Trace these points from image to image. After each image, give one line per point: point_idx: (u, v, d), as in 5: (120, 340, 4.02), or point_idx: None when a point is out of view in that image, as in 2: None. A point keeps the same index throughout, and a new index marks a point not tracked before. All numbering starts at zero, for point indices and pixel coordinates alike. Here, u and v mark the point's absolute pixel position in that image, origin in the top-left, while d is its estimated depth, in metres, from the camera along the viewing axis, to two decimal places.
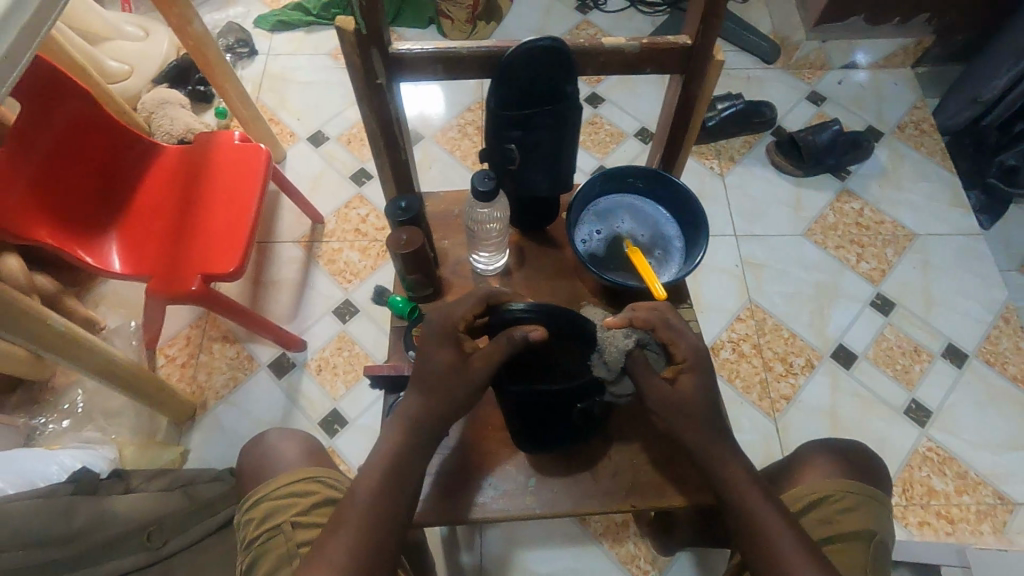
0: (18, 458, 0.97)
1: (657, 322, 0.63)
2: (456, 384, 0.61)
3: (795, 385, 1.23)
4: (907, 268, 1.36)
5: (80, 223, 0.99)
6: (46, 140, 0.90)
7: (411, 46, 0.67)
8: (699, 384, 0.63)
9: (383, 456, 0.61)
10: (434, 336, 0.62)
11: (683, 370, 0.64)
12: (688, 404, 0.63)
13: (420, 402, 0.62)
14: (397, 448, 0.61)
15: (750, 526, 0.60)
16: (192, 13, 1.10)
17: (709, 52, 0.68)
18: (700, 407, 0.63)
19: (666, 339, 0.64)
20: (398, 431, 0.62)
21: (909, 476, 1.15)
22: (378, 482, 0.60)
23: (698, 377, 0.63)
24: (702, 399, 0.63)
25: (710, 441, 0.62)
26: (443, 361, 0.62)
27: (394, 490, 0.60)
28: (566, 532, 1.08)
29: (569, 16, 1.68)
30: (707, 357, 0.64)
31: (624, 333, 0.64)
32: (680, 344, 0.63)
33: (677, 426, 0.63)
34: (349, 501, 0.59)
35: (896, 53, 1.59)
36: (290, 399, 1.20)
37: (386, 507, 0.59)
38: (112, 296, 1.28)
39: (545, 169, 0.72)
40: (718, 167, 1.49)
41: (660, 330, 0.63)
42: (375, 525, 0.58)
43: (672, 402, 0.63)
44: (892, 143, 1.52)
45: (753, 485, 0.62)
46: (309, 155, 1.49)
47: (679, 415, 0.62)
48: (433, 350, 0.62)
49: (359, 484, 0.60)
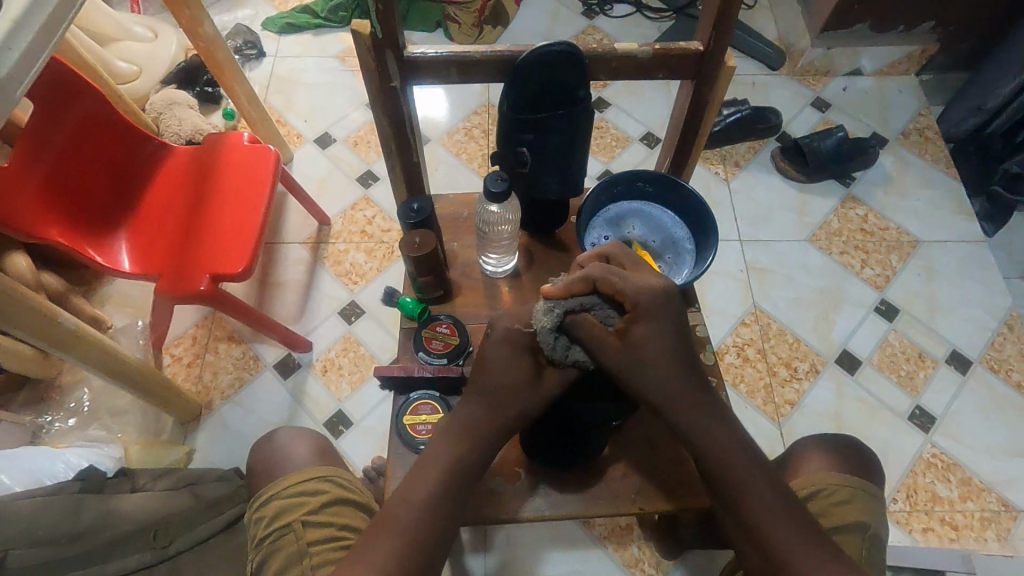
0: (25, 455, 0.97)
1: (597, 277, 0.60)
2: (510, 397, 0.62)
3: (799, 390, 1.23)
4: (911, 275, 1.37)
5: (91, 223, 0.99)
6: (58, 139, 0.90)
7: (425, 49, 0.68)
8: (655, 332, 0.60)
9: (435, 468, 0.60)
10: (505, 344, 0.63)
11: (634, 318, 0.60)
12: (654, 359, 0.60)
13: (484, 412, 0.63)
14: (446, 459, 0.60)
15: (742, 510, 0.59)
16: (204, 15, 1.11)
17: (721, 58, 0.68)
18: (668, 362, 0.60)
19: (612, 291, 0.60)
20: (449, 442, 0.61)
21: (913, 482, 1.15)
22: (419, 498, 0.58)
23: (652, 324, 0.60)
24: (663, 355, 0.60)
25: (695, 417, 0.61)
26: (500, 378, 0.63)
27: (443, 500, 0.59)
28: (570, 534, 1.08)
29: (575, 21, 1.69)
30: (663, 301, 0.61)
31: (555, 301, 0.61)
32: (627, 291, 0.60)
33: (654, 395, 0.60)
34: (394, 516, 0.57)
35: (901, 61, 1.60)
36: (295, 399, 1.21)
37: (432, 524, 0.57)
38: (118, 295, 1.29)
39: (556, 172, 0.73)
40: (723, 172, 1.50)
41: (601, 282, 0.60)
42: (414, 530, 0.56)
43: (631, 357, 0.60)
44: (897, 150, 1.53)
45: (745, 463, 0.60)
46: (316, 156, 1.49)
47: (646, 375, 0.60)
48: (487, 367, 0.63)
49: (402, 501, 0.58)
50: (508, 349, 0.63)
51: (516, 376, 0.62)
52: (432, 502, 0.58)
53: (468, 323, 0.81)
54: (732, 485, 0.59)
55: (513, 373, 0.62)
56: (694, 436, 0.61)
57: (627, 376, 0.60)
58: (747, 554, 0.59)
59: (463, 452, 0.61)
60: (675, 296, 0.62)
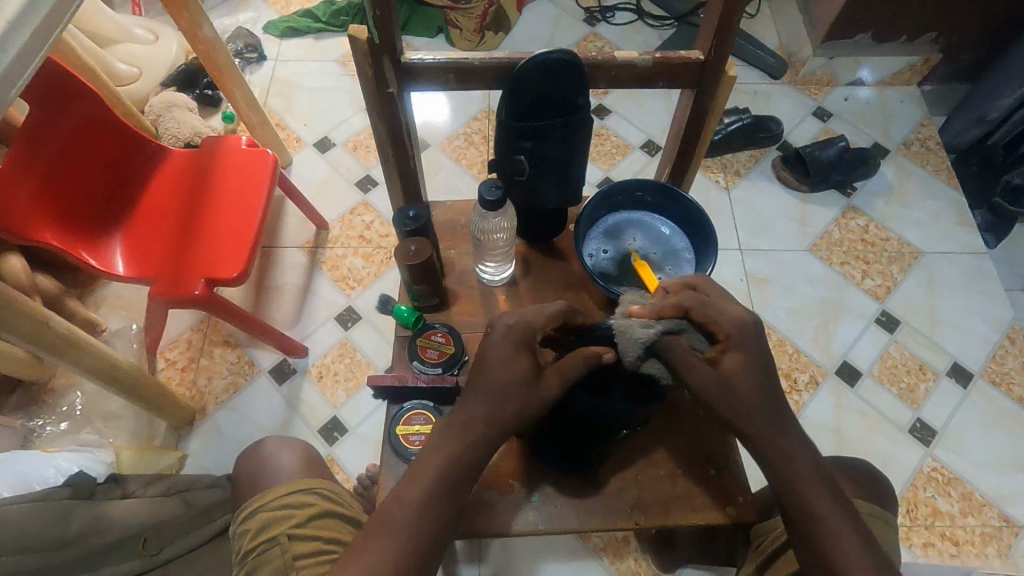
0: (14, 460, 0.96)
1: (691, 304, 0.60)
2: (523, 398, 0.60)
3: (799, 402, 1.22)
4: (913, 285, 1.36)
5: (85, 226, 0.98)
6: (55, 141, 0.90)
7: (423, 55, 0.67)
8: (748, 362, 0.59)
9: (436, 465, 0.58)
10: (503, 343, 0.62)
11: (727, 348, 0.60)
12: (739, 386, 0.59)
13: (483, 412, 0.60)
14: (447, 459, 0.58)
15: (806, 528, 0.56)
16: (204, 19, 1.10)
17: (721, 67, 0.68)
18: (754, 389, 0.59)
19: (706, 319, 0.60)
20: (449, 442, 0.59)
21: (914, 496, 1.14)
22: (414, 501, 0.56)
23: (744, 355, 0.59)
24: (752, 381, 0.59)
25: (769, 432, 0.59)
26: (507, 377, 0.60)
27: (440, 502, 0.57)
28: (566, 546, 1.07)
29: (577, 28, 1.69)
30: (752, 331, 0.60)
31: (646, 319, 0.60)
32: (721, 322, 0.60)
33: (728, 412, 0.59)
34: (388, 516, 0.56)
35: (903, 71, 1.60)
36: (290, 405, 1.20)
37: (421, 525, 0.55)
38: (113, 298, 1.28)
39: (555, 181, 0.72)
40: (724, 181, 1.49)
41: (693, 312, 0.60)
42: (415, 537, 0.55)
43: (718, 384, 0.59)
44: (898, 160, 1.52)
45: (817, 482, 0.57)
46: (316, 160, 1.49)
47: (734, 401, 0.59)
48: (491, 366, 0.61)
49: (396, 500, 0.56)
50: (504, 347, 0.61)
51: (509, 377, 0.60)
52: (428, 507, 0.56)
53: (463, 331, 0.80)
54: (800, 498, 0.56)
55: (509, 373, 0.60)
56: (771, 458, 0.58)
57: (709, 395, 0.59)
58: (809, 574, 0.55)
59: (462, 450, 0.59)
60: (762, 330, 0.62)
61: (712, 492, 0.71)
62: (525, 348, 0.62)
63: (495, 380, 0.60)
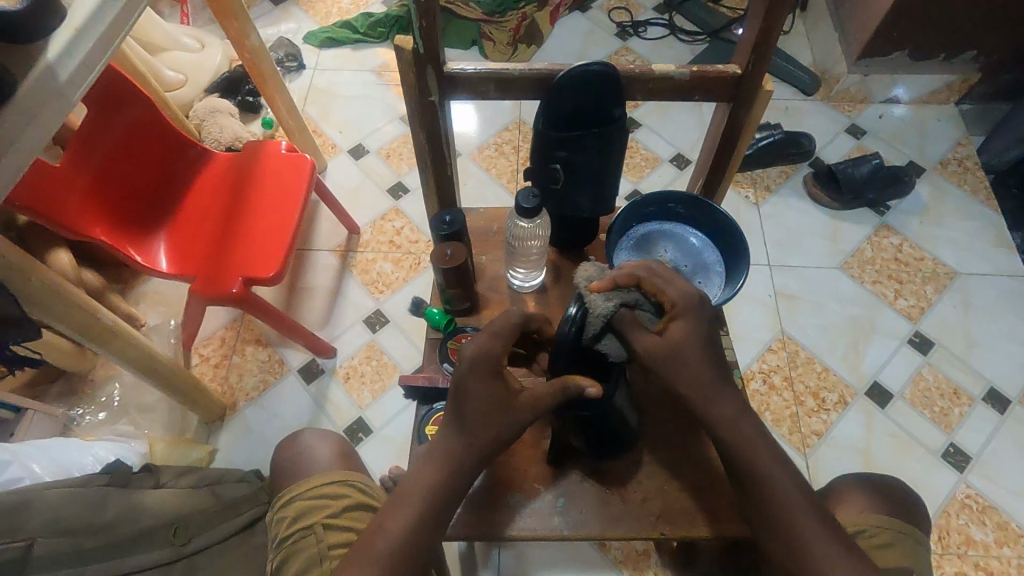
0: (56, 447, 0.99)
1: (642, 275, 0.60)
2: (495, 420, 0.59)
3: (827, 421, 1.20)
4: (948, 307, 1.33)
5: (131, 225, 1.02)
6: (106, 141, 0.94)
7: (464, 66, 0.69)
8: (696, 328, 0.59)
9: (416, 492, 0.58)
10: (469, 372, 0.58)
11: (674, 318, 0.59)
12: (685, 352, 0.59)
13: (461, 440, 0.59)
14: (436, 480, 0.59)
15: (783, 529, 0.57)
16: (252, 29, 1.15)
17: (759, 81, 0.68)
18: (699, 352, 0.59)
19: (654, 291, 0.60)
20: (437, 463, 0.59)
21: (946, 523, 1.11)
22: (399, 521, 0.57)
23: (689, 325, 0.59)
24: (696, 346, 0.59)
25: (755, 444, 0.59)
26: (483, 404, 0.58)
27: (429, 515, 0.58)
28: (585, 556, 1.07)
29: (608, 41, 1.71)
30: (699, 299, 0.60)
31: (608, 294, 0.59)
32: (668, 290, 0.59)
33: (710, 411, 0.60)
34: (370, 543, 0.56)
35: (940, 90, 1.57)
36: (317, 404, 1.22)
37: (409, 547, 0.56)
38: (152, 294, 1.32)
39: (588, 190, 0.73)
40: (754, 196, 1.48)
41: (646, 283, 0.60)
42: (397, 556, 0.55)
43: (665, 356, 0.59)
44: (933, 179, 1.50)
45: (795, 491, 0.58)
46: (349, 166, 1.53)
47: (681, 371, 0.60)
48: (467, 394, 0.59)
49: (380, 528, 0.57)
50: (477, 380, 0.58)
51: (484, 402, 0.59)
52: (412, 524, 0.57)
53: None
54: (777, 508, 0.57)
55: (484, 401, 0.58)
56: (742, 456, 0.59)
57: (691, 389, 0.60)
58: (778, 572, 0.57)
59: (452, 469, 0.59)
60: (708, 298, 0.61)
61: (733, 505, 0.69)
62: (496, 376, 0.59)
63: (469, 407, 0.59)
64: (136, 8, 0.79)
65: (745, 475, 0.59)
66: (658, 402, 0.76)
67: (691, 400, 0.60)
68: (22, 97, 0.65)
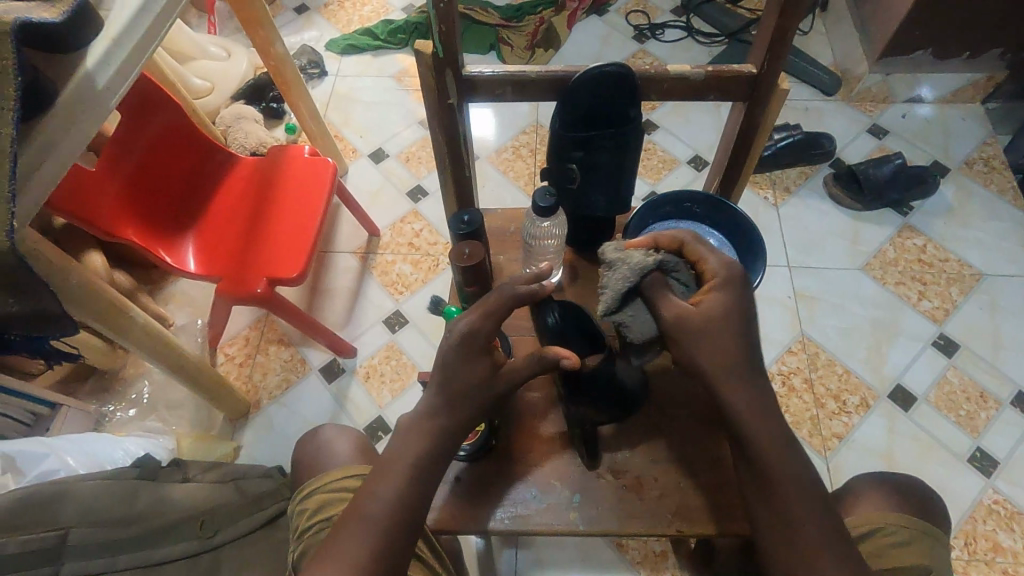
0: (89, 439, 1.03)
1: (684, 239, 0.64)
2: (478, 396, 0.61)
3: (848, 424, 1.19)
4: (974, 309, 1.30)
5: (162, 227, 1.06)
6: (138, 147, 0.98)
7: (482, 68, 0.70)
8: (732, 300, 0.60)
9: (403, 460, 0.59)
10: (456, 349, 0.60)
11: (711, 287, 0.61)
12: (717, 321, 0.59)
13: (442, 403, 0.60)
14: (420, 450, 0.59)
15: (783, 523, 0.56)
16: (276, 37, 1.18)
17: (774, 80, 0.69)
18: (731, 324, 0.60)
19: (695, 256, 0.63)
20: (432, 434, 0.60)
21: (973, 529, 1.09)
22: (386, 492, 0.57)
23: (727, 296, 0.60)
24: (730, 319, 0.60)
25: (778, 449, 0.57)
26: (466, 380, 0.60)
27: (419, 478, 0.59)
28: (603, 557, 1.07)
29: (626, 45, 1.72)
30: (739, 272, 0.62)
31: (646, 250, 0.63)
32: (709, 258, 0.62)
33: (733, 404, 0.58)
34: (362, 512, 0.56)
35: (965, 89, 1.55)
36: (338, 403, 1.24)
37: (399, 514, 0.57)
38: (180, 295, 1.36)
39: (603, 189, 0.74)
40: (773, 197, 1.47)
41: (688, 247, 0.63)
42: (387, 527, 0.56)
43: (698, 321, 0.60)
44: (959, 179, 1.47)
45: (803, 490, 0.57)
46: (370, 170, 1.56)
47: (708, 343, 0.59)
48: (450, 370, 0.60)
49: (369, 496, 0.57)
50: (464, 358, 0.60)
51: (469, 380, 0.61)
52: (404, 493, 0.58)
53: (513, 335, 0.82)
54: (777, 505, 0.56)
55: (473, 376, 0.60)
56: (759, 454, 0.57)
57: (715, 367, 0.59)
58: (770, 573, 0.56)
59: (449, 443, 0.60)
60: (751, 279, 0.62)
61: None
62: (484, 352, 0.61)
63: (448, 382, 0.60)
64: (171, 14, 0.82)
65: (753, 466, 0.58)
66: (679, 401, 0.76)
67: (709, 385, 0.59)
68: (63, 102, 0.68)
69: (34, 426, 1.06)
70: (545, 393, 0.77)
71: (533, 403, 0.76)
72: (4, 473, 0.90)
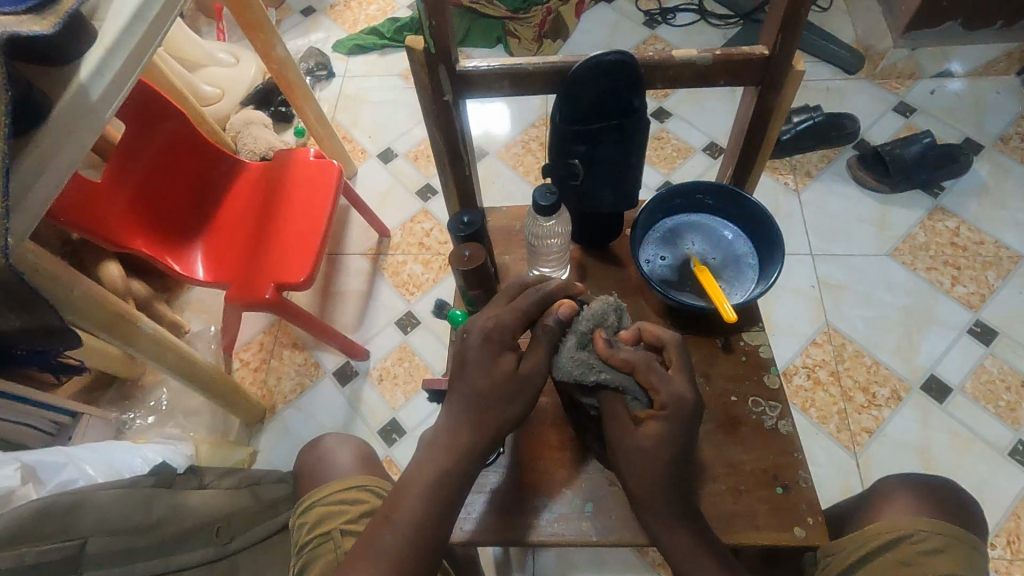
0: (107, 447, 1.04)
1: (638, 365, 0.60)
2: (498, 403, 0.59)
3: (879, 418, 1.13)
4: (1012, 293, 1.23)
5: (172, 236, 1.07)
6: (143, 159, 0.98)
7: (478, 63, 0.68)
8: (670, 436, 0.58)
9: (422, 479, 0.57)
10: (480, 346, 0.59)
11: (654, 416, 0.59)
12: (649, 450, 0.58)
13: (462, 417, 0.59)
14: (434, 469, 0.57)
15: None
16: (277, 40, 1.17)
17: (788, 62, 0.65)
18: (664, 458, 0.58)
19: (646, 381, 0.60)
20: (446, 446, 0.58)
21: (1016, 526, 1.03)
22: (402, 520, 0.56)
23: (667, 429, 0.58)
24: (662, 451, 0.58)
25: (699, 550, 0.57)
26: (482, 384, 0.58)
27: (437, 497, 0.57)
28: (622, 560, 1.05)
29: (636, 31, 1.67)
30: (689, 410, 0.59)
31: (596, 363, 0.61)
32: (660, 390, 0.59)
33: (657, 522, 0.59)
34: (374, 539, 0.55)
35: (1000, 59, 1.47)
36: (352, 406, 1.24)
37: (416, 539, 0.55)
38: (196, 302, 1.37)
39: (609, 184, 0.71)
40: (793, 183, 1.42)
41: (639, 374, 0.60)
42: (403, 554, 0.54)
43: (628, 444, 0.59)
44: (993, 157, 1.39)
45: None
46: (379, 171, 1.54)
47: (635, 464, 0.59)
48: (469, 370, 0.59)
49: (384, 521, 0.56)
50: (483, 351, 0.59)
51: (488, 378, 0.59)
52: (422, 511, 0.56)
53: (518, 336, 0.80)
54: None
55: (488, 376, 0.59)
56: (679, 556, 0.58)
57: (641, 493, 0.59)
58: None
59: (453, 453, 0.58)
60: (702, 411, 0.60)
61: (777, 509, 0.65)
62: (506, 349, 0.59)
63: (478, 384, 0.59)
64: (165, 21, 0.81)
65: None
66: None
67: (640, 507, 0.59)
68: (57, 116, 0.68)
69: (57, 435, 1.08)
70: (554, 398, 0.74)
71: (541, 408, 0.74)
72: (26, 482, 0.91)
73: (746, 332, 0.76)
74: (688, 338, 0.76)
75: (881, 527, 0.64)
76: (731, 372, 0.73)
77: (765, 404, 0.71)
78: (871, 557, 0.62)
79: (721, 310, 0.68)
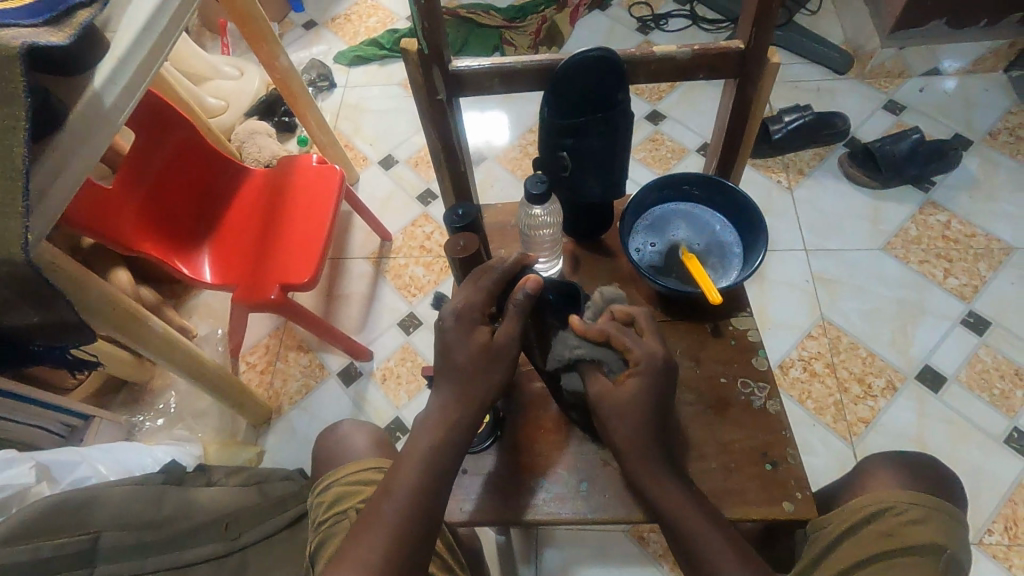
0: (119, 447, 1.06)
1: (611, 331, 0.63)
2: (479, 380, 0.61)
3: (875, 408, 1.15)
4: (1004, 284, 1.25)
5: (180, 240, 1.10)
6: (152, 168, 1.02)
7: (469, 63, 0.71)
8: (650, 390, 0.61)
9: (419, 456, 0.60)
10: (455, 325, 0.62)
11: (634, 372, 0.62)
12: (632, 405, 0.61)
13: (454, 395, 0.61)
14: (429, 447, 0.60)
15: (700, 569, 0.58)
16: (280, 51, 1.21)
17: (764, 54, 0.68)
18: (644, 410, 0.61)
19: (621, 344, 0.63)
20: (439, 424, 0.61)
21: (1013, 513, 1.04)
22: (398, 494, 0.58)
23: (646, 382, 0.61)
24: (645, 403, 0.61)
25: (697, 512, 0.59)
26: (463, 361, 0.61)
27: (433, 473, 0.59)
28: (625, 553, 1.06)
29: (630, 37, 1.71)
30: (663, 363, 0.62)
31: (574, 340, 0.64)
32: (634, 349, 0.62)
33: (653, 486, 0.60)
34: (376, 512, 0.57)
35: (986, 57, 1.50)
36: (357, 405, 1.26)
37: (414, 510, 0.57)
38: (203, 307, 1.40)
39: (598, 175, 0.74)
40: (786, 180, 1.44)
41: (614, 339, 0.63)
42: (404, 523, 0.56)
43: (613, 404, 0.61)
44: (983, 152, 1.42)
45: (724, 545, 0.58)
46: (380, 177, 1.58)
47: (620, 422, 0.61)
48: (451, 349, 0.62)
49: (383, 496, 0.58)
50: (461, 329, 0.62)
51: (472, 352, 0.61)
52: (421, 486, 0.58)
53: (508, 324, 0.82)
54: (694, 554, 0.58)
55: (470, 352, 0.61)
56: (669, 509, 0.59)
57: (629, 449, 0.61)
58: None
59: (449, 429, 0.61)
60: (675, 363, 0.64)
61: (767, 485, 0.67)
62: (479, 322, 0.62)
63: (460, 363, 0.61)
64: (173, 32, 0.84)
65: (678, 534, 0.59)
66: (689, 383, 0.74)
67: (628, 462, 0.61)
68: (71, 123, 0.71)
69: (69, 437, 1.10)
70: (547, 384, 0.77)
71: (536, 395, 0.76)
72: (41, 480, 0.93)
73: (735, 317, 0.78)
74: (677, 325, 0.78)
75: (863, 501, 0.65)
76: (721, 355, 0.76)
77: (753, 385, 0.73)
78: (854, 531, 0.64)
79: (708, 295, 0.71)
